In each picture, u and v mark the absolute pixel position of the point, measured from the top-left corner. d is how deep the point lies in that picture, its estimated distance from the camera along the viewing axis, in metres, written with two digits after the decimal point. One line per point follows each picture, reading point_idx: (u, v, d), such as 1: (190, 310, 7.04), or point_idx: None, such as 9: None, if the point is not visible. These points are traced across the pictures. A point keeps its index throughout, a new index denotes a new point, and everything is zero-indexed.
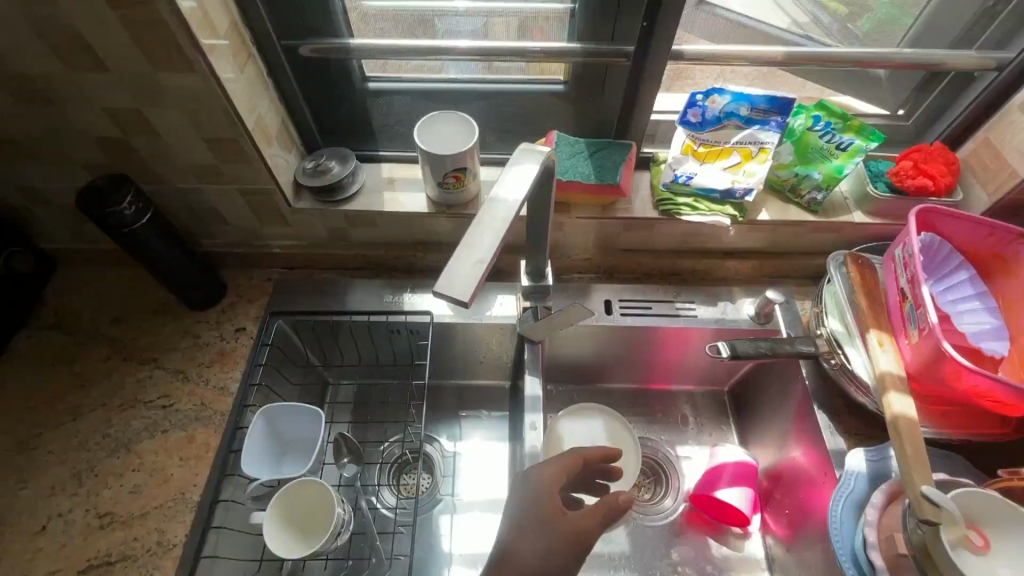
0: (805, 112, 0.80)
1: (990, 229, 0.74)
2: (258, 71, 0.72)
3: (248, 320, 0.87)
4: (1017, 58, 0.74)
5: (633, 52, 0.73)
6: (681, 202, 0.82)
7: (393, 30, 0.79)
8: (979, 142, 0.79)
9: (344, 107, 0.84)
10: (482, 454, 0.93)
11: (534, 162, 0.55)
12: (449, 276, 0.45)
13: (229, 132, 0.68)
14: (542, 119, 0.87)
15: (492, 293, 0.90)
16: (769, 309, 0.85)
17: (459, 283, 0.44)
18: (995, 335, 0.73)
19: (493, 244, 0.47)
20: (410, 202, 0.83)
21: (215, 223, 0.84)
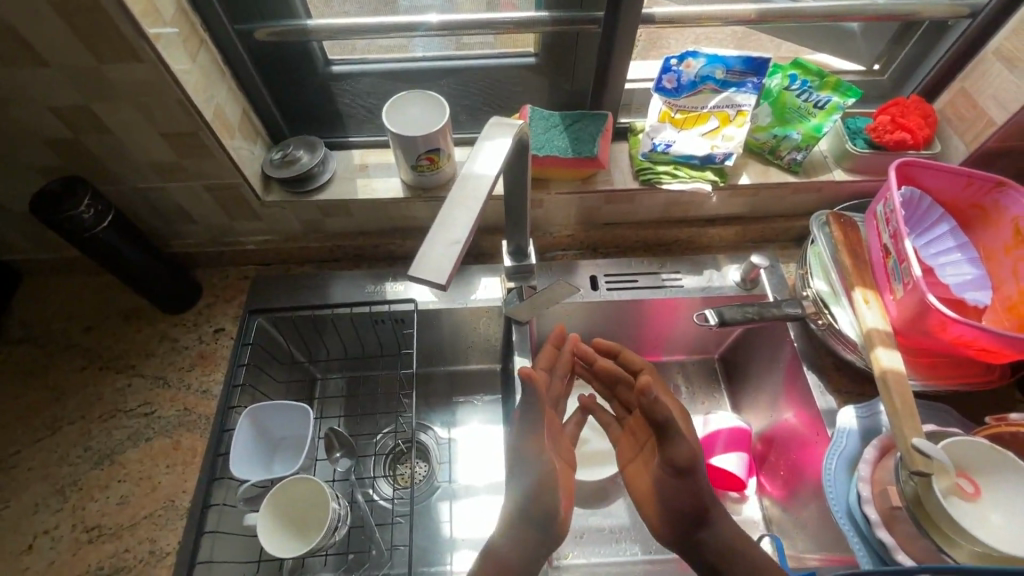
0: (781, 72, 0.80)
1: (968, 178, 0.74)
2: (213, 59, 0.68)
3: (227, 320, 0.84)
4: (990, 4, 0.72)
5: (604, 15, 0.71)
6: (661, 170, 0.81)
7: (358, 9, 0.75)
8: (955, 93, 0.79)
9: (308, 93, 0.81)
10: (477, 437, 0.93)
11: (506, 137, 0.52)
12: (423, 255, 0.43)
13: (187, 125, 0.65)
14: (515, 94, 0.84)
15: (476, 276, 0.89)
16: (755, 274, 0.84)
17: (430, 265, 0.42)
18: (978, 285, 0.74)
19: (467, 220, 0.45)
20: (384, 187, 0.81)
21: (183, 222, 0.81)
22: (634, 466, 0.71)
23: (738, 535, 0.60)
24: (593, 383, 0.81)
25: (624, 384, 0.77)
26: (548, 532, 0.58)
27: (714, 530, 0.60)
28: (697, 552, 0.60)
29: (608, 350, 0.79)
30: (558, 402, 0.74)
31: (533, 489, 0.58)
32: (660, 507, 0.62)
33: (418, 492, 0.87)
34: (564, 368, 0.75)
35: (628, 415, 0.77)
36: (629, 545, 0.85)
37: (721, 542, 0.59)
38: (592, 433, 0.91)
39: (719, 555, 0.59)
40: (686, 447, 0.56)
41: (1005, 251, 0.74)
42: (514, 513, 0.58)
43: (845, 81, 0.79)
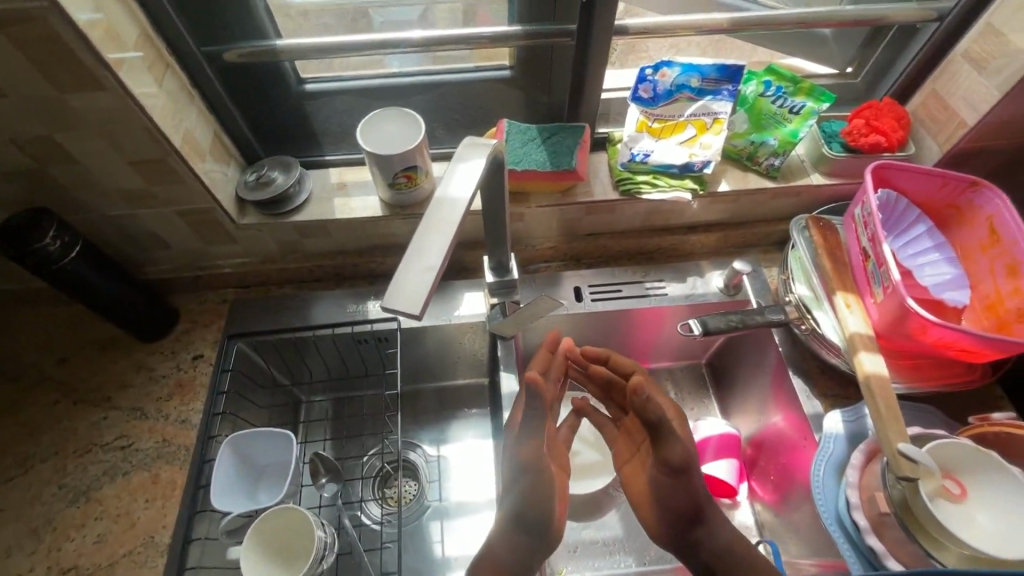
0: (756, 79, 0.81)
1: (943, 179, 0.75)
2: (180, 82, 0.67)
3: (206, 347, 0.82)
4: (956, 7, 0.73)
5: (576, 28, 0.70)
6: (640, 180, 0.80)
7: (336, 24, 0.75)
8: (926, 95, 0.80)
9: (280, 113, 0.79)
10: (466, 454, 0.92)
11: (480, 157, 0.51)
12: (398, 283, 0.42)
13: (156, 152, 0.64)
14: (491, 108, 0.83)
15: (460, 291, 0.88)
16: (738, 279, 0.85)
17: (406, 292, 0.42)
18: (956, 285, 0.75)
19: (442, 242, 0.44)
20: (362, 206, 0.79)
21: (157, 248, 0.79)
22: (632, 466, 0.69)
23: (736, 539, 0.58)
24: (588, 386, 0.80)
25: (617, 388, 0.75)
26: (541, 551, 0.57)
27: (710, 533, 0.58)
28: (693, 552, 0.59)
29: (599, 356, 0.77)
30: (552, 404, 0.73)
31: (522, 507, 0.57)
32: (654, 507, 0.61)
33: (409, 511, 0.86)
34: (557, 372, 0.72)
35: (625, 416, 0.75)
36: (623, 557, 0.85)
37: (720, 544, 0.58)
38: (583, 446, 0.90)
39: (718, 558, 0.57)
40: (680, 446, 0.55)
41: (981, 250, 0.74)
42: (507, 528, 0.57)
43: (817, 85, 0.79)
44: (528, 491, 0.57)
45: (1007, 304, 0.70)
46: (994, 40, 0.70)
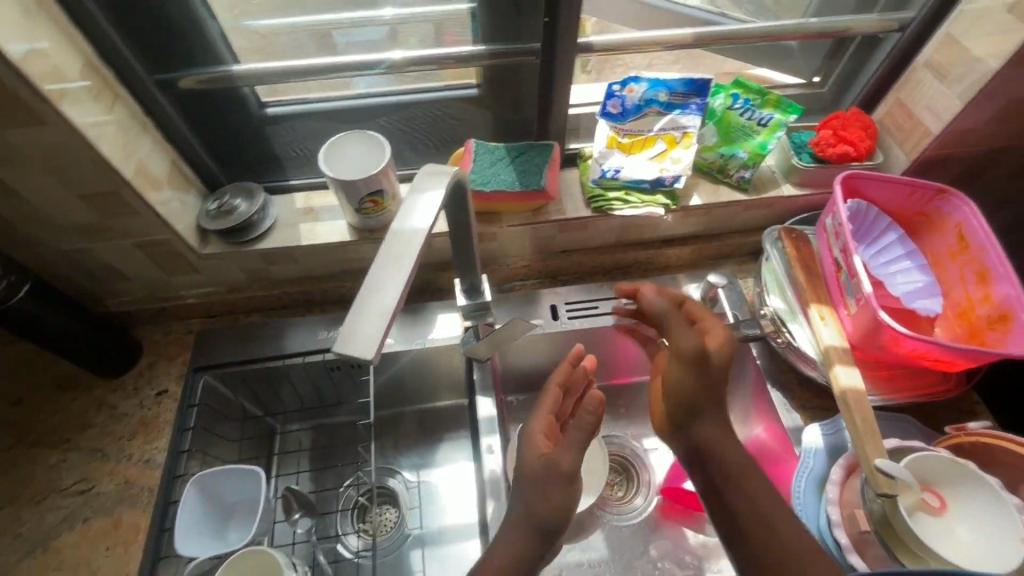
0: (724, 92, 0.81)
1: (911, 188, 0.75)
2: (132, 112, 0.64)
3: (170, 381, 0.80)
4: (917, 17, 0.74)
5: (541, 45, 0.70)
6: (611, 197, 0.79)
7: (308, 45, 0.74)
8: (891, 104, 0.80)
9: (242, 138, 0.77)
10: (447, 478, 0.90)
11: (439, 187, 0.50)
12: (358, 311, 0.41)
13: (107, 185, 0.61)
14: (459, 127, 0.82)
15: (434, 313, 0.86)
16: (714, 292, 0.82)
17: (364, 327, 0.40)
18: (928, 293, 0.75)
19: (398, 270, 0.43)
20: (329, 231, 0.77)
21: (115, 281, 0.76)
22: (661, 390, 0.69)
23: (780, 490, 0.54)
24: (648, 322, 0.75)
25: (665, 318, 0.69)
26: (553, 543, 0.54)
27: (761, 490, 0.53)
28: (700, 462, 0.57)
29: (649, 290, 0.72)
30: (568, 422, 0.68)
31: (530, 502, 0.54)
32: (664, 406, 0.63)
33: (390, 540, 0.83)
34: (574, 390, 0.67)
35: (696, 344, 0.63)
36: None
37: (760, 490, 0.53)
38: None
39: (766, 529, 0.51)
40: (694, 339, 0.59)
41: (951, 256, 0.75)
42: (522, 524, 0.54)
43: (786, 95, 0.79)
44: (529, 494, 0.55)
45: (978, 311, 0.70)
46: (954, 50, 0.71)
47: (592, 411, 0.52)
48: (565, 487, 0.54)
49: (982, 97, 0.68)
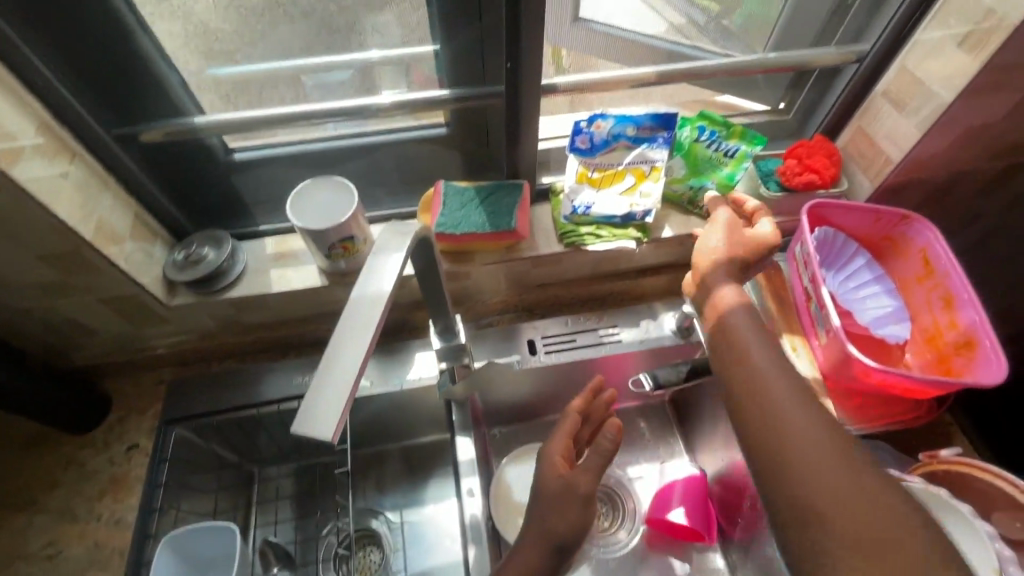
0: (690, 124, 0.81)
1: (876, 215, 0.76)
2: (91, 169, 0.63)
3: (142, 435, 0.78)
4: (873, 50, 0.75)
5: (505, 91, 0.70)
6: (584, 232, 0.80)
7: (269, 93, 0.72)
8: (854, 131, 0.82)
9: (209, 186, 0.76)
10: (432, 518, 0.89)
11: (399, 253, 0.49)
12: (324, 374, 0.40)
13: (66, 245, 0.60)
14: (430, 166, 0.82)
15: (413, 353, 0.85)
16: (689, 322, 0.84)
17: (331, 386, 0.40)
18: (897, 318, 0.76)
19: (365, 331, 0.43)
20: (300, 277, 0.77)
21: (82, 335, 0.75)
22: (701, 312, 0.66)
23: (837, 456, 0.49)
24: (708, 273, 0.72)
25: None
26: (563, 562, 0.57)
27: (815, 459, 0.49)
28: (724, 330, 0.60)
29: None
30: (583, 449, 0.69)
31: (547, 523, 0.57)
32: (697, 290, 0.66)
33: None
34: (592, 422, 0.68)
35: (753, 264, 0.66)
36: None
37: (807, 453, 0.49)
38: None
39: (810, 490, 0.48)
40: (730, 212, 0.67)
41: (918, 281, 0.76)
42: (538, 549, 0.57)
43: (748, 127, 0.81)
44: (546, 511, 0.58)
45: (945, 337, 0.71)
46: (910, 82, 0.72)
47: (610, 437, 0.59)
48: (582, 507, 0.58)
49: (939, 127, 0.69)
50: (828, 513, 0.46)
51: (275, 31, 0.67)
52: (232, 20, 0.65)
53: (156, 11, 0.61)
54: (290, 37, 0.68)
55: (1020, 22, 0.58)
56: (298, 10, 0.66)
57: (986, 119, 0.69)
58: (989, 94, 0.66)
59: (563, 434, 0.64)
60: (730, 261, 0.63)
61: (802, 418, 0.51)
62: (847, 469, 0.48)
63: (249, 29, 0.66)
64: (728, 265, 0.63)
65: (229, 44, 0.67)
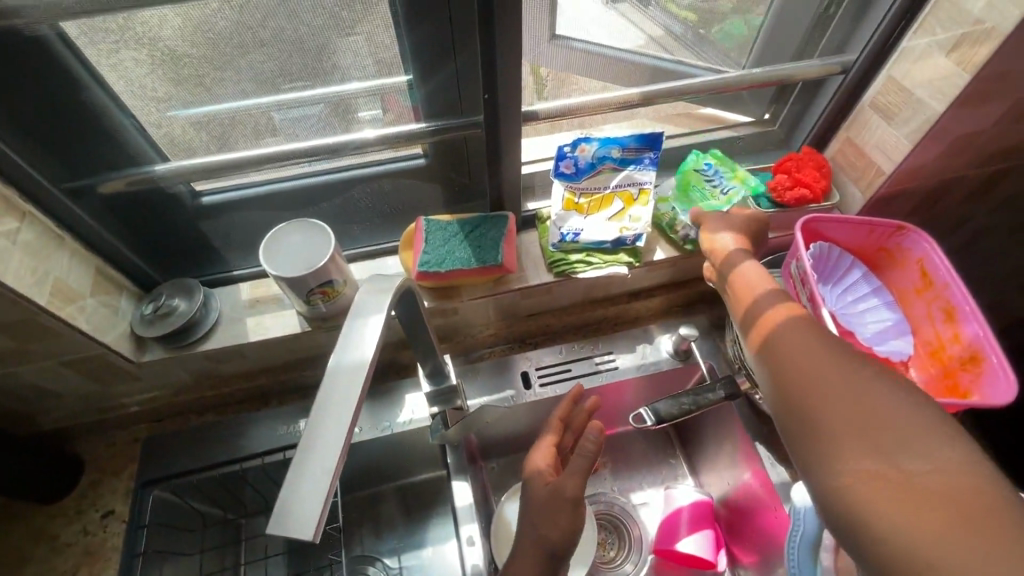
0: (699, 157, 0.82)
1: (870, 227, 0.75)
2: (44, 228, 0.59)
3: (118, 500, 0.74)
4: (859, 60, 0.74)
5: (483, 121, 0.67)
6: (573, 259, 0.77)
7: (232, 134, 0.66)
8: (842, 142, 0.80)
9: (177, 235, 0.73)
10: (433, 563, 0.84)
11: (378, 313, 0.46)
12: (301, 461, 0.37)
13: (19, 312, 0.56)
14: (412, 199, 0.79)
15: (403, 392, 0.82)
16: (687, 344, 0.81)
17: (309, 472, 0.37)
18: (898, 332, 0.75)
19: (345, 406, 0.39)
20: (280, 324, 0.73)
21: (47, 400, 0.70)
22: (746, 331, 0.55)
23: (830, 356, 0.46)
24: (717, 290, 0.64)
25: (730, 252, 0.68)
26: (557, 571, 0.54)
27: (806, 360, 0.46)
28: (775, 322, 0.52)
29: None
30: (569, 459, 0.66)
31: (538, 529, 0.54)
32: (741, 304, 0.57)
33: None
34: (574, 428, 0.67)
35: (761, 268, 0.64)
36: None
37: (799, 356, 0.47)
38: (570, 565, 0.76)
39: (802, 388, 0.45)
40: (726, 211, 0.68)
41: (917, 293, 0.74)
42: None
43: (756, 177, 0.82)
44: (541, 519, 0.55)
45: (949, 350, 0.69)
46: (897, 91, 0.71)
47: (593, 438, 0.56)
48: (572, 510, 0.55)
49: (930, 137, 0.68)
50: (820, 405, 0.44)
51: (244, 57, 0.59)
52: (200, 45, 0.57)
53: (122, 39, 0.55)
54: (261, 61, 0.60)
55: (1011, 30, 0.56)
56: (268, 38, 0.58)
57: (977, 127, 0.68)
58: (980, 103, 0.64)
59: (545, 444, 0.64)
60: (745, 249, 0.63)
61: (797, 330, 0.49)
62: (837, 363, 0.45)
63: (221, 56, 0.58)
64: (742, 252, 0.62)
65: (199, 70, 0.59)
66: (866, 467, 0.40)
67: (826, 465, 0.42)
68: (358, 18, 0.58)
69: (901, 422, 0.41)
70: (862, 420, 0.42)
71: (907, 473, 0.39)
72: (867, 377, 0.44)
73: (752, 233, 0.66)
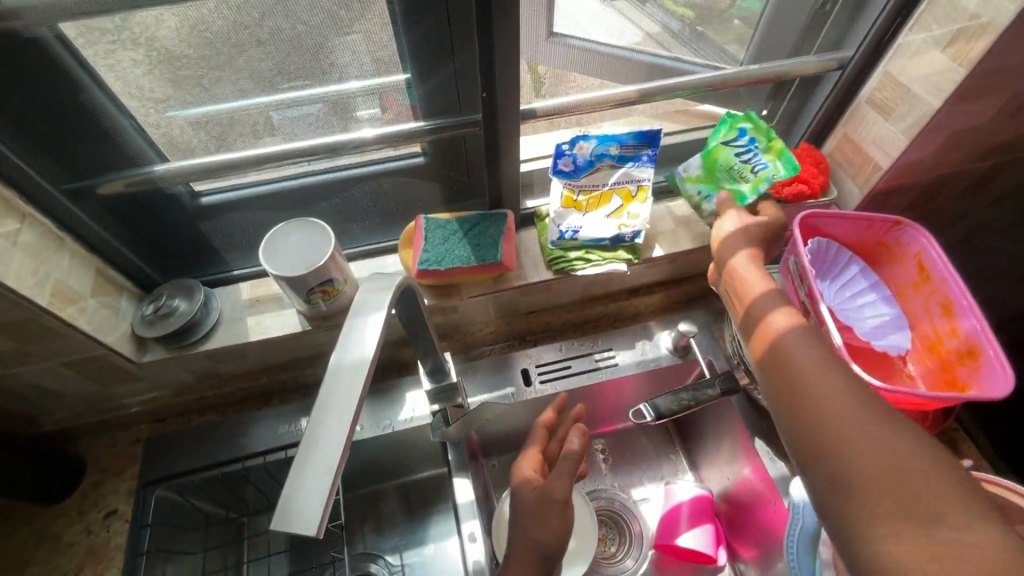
0: (734, 124, 0.79)
1: (868, 222, 0.75)
2: (43, 229, 0.59)
3: (120, 500, 0.74)
4: (856, 56, 0.74)
5: (481, 119, 0.68)
6: (573, 257, 0.77)
7: (231, 135, 0.66)
8: (840, 138, 0.80)
9: (176, 235, 0.73)
10: (435, 560, 0.84)
11: (379, 311, 0.46)
12: (304, 458, 0.37)
13: (20, 313, 0.56)
14: (411, 197, 0.79)
15: (403, 390, 0.82)
16: (685, 341, 0.82)
17: (312, 468, 0.37)
18: (896, 326, 0.75)
19: (347, 402, 0.40)
20: (281, 323, 0.73)
21: (48, 400, 0.70)
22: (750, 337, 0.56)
23: (850, 405, 0.44)
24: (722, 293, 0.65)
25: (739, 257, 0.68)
26: (550, 573, 0.57)
27: (825, 405, 0.45)
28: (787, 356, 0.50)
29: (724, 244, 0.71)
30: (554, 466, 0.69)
31: (530, 535, 0.57)
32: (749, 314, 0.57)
33: None
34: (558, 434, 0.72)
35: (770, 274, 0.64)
36: None
37: (817, 403, 0.45)
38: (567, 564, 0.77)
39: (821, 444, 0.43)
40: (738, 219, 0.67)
41: (915, 288, 0.75)
42: None
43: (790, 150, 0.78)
44: (530, 525, 0.57)
45: (947, 344, 0.70)
46: (894, 87, 0.71)
47: (576, 440, 0.65)
48: (560, 512, 0.58)
49: (927, 132, 0.68)
50: (840, 455, 0.42)
51: (242, 56, 0.59)
52: (196, 46, 0.57)
53: (119, 39, 0.54)
54: (259, 60, 0.60)
55: (1006, 25, 0.57)
56: (265, 39, 0.58)
57: (973, 121, 0.68)
58: (976, 97, 0.64)
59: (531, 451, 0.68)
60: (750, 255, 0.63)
61: (814, 367, 0.48)
62: (858, 413, 0.43)
63: (217, 55, 0.58)
64: (753, 260, 0.62)
65: (196, 71, 0.59)
66: (889, 527, 0.38)
67: (855, 532, 0.40)
68: (354, 17, 0.58)
69: (926, 481, 0.39)
70: (890, 484, 0.40)
71: (938, 542, 0.36)
72: (890, 430, 0.42)
73: (766, 238, 0.66)
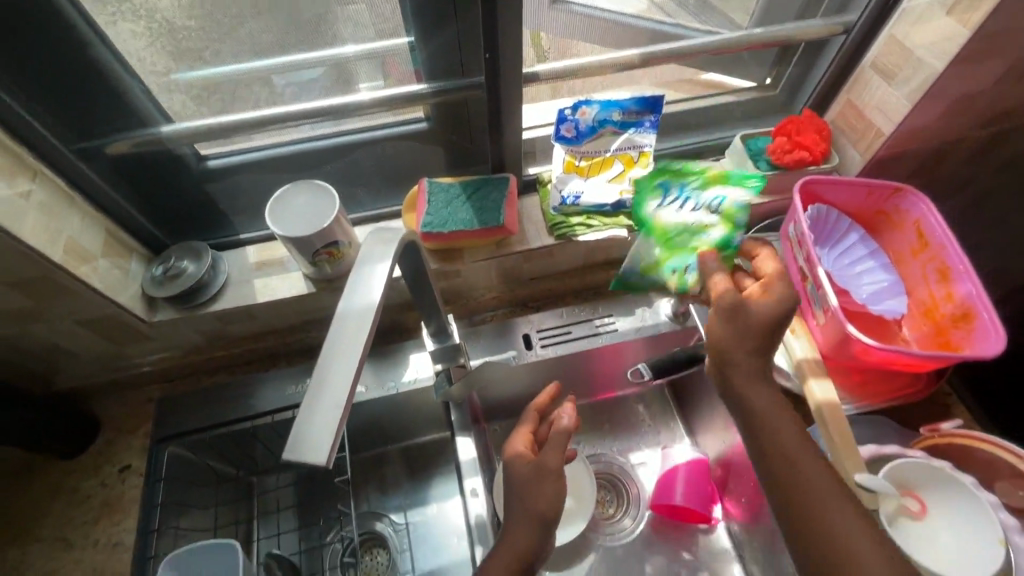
0: (648, 184, 0.73)
1: (868, 188, 0.75)
2: (55, 187, 0.61)
3: (134, 455, 0.77)
4: (860, 21, 0.73)
5: (484, 82, 0.67)
6: (574, 222, 0.78)
7: (235, 98, 0.67)
8: (843, 104, 0.80)
9: (183, 197, 0.74)
10: (437, 518, 0.87)
11: (383, 263, 0.47)
12: (313, 396, 0.39)
13: (36, 269, 0.58)
14: (414, 163, 0.80)
15: (407, 354, 0.84)
16: (685, 307, 0.83)
17: (320, 405, 0.39)
18: (894, 292, 0.76)
19: (354, 343, 0.41)
20: (287, 285, 0.75)
21: (61, 359, 0.72)
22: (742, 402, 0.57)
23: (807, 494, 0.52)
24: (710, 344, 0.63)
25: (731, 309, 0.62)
26: (552, 531, 0.59)
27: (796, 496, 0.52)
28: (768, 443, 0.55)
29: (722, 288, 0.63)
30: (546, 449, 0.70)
31: (529, 502, 0.58)
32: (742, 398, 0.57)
33: None
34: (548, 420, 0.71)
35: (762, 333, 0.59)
36: None
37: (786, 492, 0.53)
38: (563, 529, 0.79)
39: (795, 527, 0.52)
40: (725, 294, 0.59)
41: (913, 254, 0.75)
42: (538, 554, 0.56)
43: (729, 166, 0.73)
44: (526, 491, 0.59)
45: (942, 309, 0.71)
46: (898, 51, 0.71)
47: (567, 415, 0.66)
48: (556, 478, 0.60)
49: (930, 96, 0.68)
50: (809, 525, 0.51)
51: (243, 24, 0.60)
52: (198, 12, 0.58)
53: (120, 10, 0.57)
54: (261, 31, 0.61)
55: None
56: None
57: (977, 86, 0.68)
58: (980, 61, 0.64)
59: (523, 431, 0.69)
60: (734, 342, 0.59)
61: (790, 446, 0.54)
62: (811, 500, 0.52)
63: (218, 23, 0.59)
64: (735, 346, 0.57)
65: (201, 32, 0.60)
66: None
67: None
68: None
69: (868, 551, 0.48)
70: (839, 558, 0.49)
71: None
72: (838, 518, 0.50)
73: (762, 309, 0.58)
